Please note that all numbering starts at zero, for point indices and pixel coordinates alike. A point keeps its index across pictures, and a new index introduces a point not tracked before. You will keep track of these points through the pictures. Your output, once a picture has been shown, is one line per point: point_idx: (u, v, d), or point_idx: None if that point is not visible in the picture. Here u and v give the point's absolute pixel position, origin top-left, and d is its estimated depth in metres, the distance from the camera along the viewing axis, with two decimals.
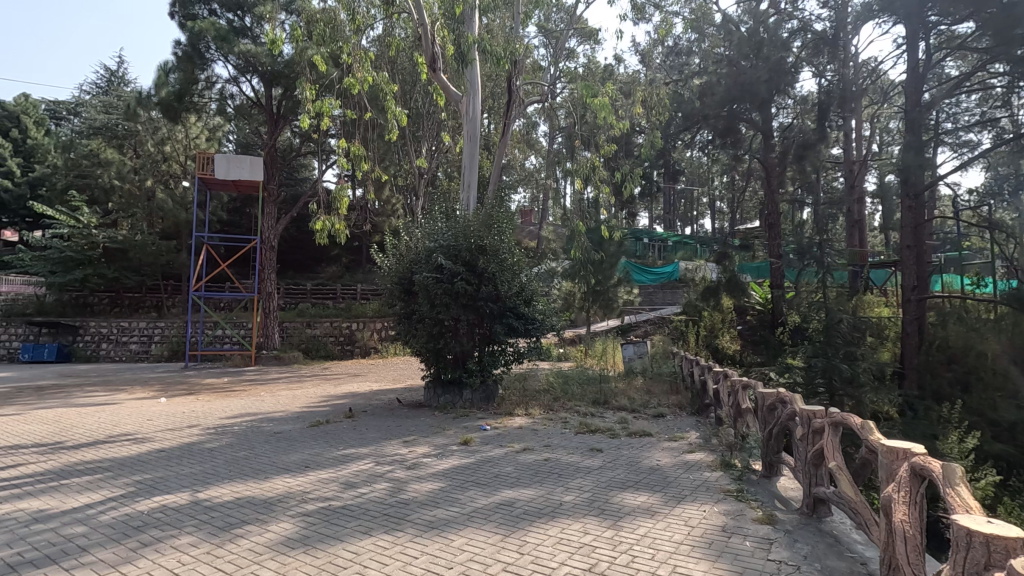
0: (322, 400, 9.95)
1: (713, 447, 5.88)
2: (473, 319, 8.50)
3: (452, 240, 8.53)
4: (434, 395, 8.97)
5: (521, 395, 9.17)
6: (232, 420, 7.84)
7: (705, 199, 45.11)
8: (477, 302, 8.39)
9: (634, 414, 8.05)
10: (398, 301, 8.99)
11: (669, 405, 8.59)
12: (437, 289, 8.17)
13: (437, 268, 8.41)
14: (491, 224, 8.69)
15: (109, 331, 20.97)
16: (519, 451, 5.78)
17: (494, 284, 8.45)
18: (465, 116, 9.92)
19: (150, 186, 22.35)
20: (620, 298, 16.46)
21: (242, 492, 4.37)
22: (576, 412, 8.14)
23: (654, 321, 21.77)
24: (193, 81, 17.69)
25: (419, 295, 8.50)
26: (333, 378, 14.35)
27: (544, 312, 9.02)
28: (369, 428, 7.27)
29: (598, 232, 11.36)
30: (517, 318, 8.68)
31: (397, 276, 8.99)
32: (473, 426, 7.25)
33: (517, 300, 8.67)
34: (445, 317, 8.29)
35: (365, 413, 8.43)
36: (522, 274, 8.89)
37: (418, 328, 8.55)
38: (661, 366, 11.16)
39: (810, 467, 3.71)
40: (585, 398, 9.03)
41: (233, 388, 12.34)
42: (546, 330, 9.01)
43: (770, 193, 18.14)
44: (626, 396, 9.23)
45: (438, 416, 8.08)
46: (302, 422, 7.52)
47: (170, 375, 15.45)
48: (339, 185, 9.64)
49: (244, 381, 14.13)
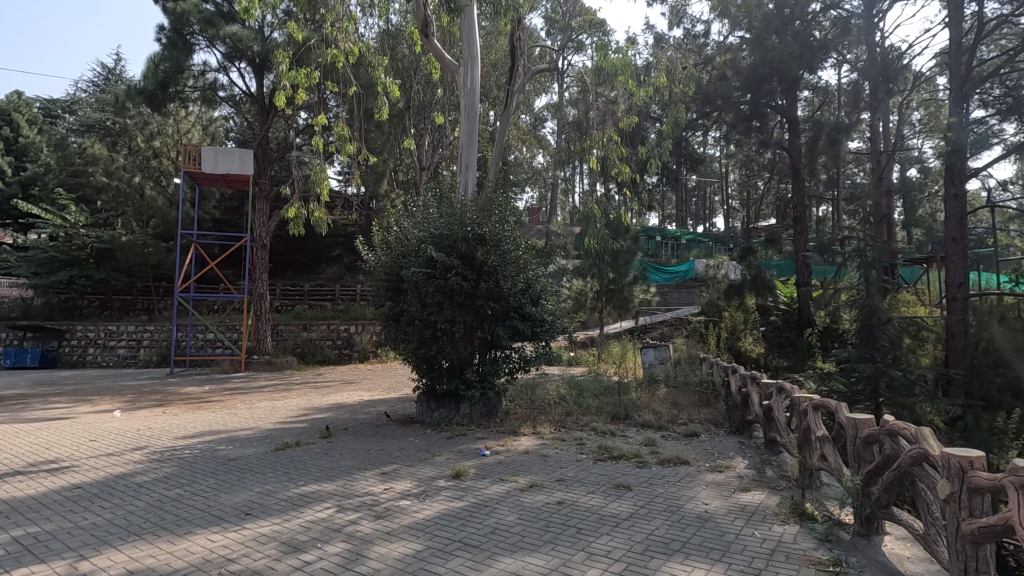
0: (302, 415, 8.78)
1: (774, 484, 4.58)
2: (471, 321, 7.27)
3: (447, 229, 7.29)
4: (426, 410, 7.68)
5: (528, 408, 7.95)
6: (188, 441, 6.66)
7: (718, 198, 43.86)
8: (477, 300, 7.16)
9: (662, 434, 6.80)
10: (387, 301, 7.80)
11: (702, 421, 7.36)
12: (429, 288, 6.95)
13: (428, 262, 7.19)
14: (490, 210, 7.44)
15: (96, 335, 20.03)
16: (523, 489, 4.53)
17: (495, 281, 7.21)
18: (462, 89, 8.73)
19: (139, 182, 21.38)
20: (637, 296, 15.23)
21: (140, 565, 3.17)
22: (592, 431, 6.90)
23: (670, 323, 20.46)
24: (179, 69, 16.64)
25: (409, 295, 7.29)
26: (325, 386, 13.24)
27: (553, 313, 7.81)
28: (345, 452, 6.05)
29: (620, 222, 10.12)
30: (522, 319, 7.49)
31: (386, 272, 7.79)
32: (470, 450, 6.00)
33: (522, 298, 7.45)
34: (439, 320, 7.07)
35: (345, 431, 7.23)
36: (528, 268, 7.66)
37: (408, 333, 7.35)
38: (687, 371, 9.92)
39: (967, 546, 2.42)
40: (602, 412, 7.79)
41: (210, 398, 11.21)
42: (556, 334, 7.79)
43: (795, 184, 16.94)
44: (650, 409, 7.97)
45: (430, 436, 6.86)
46: (267, 445, 6.33)
47: (151, 382, 14.40)
48: (318, 166, 8.44)
49: (229, 388, 13.07)
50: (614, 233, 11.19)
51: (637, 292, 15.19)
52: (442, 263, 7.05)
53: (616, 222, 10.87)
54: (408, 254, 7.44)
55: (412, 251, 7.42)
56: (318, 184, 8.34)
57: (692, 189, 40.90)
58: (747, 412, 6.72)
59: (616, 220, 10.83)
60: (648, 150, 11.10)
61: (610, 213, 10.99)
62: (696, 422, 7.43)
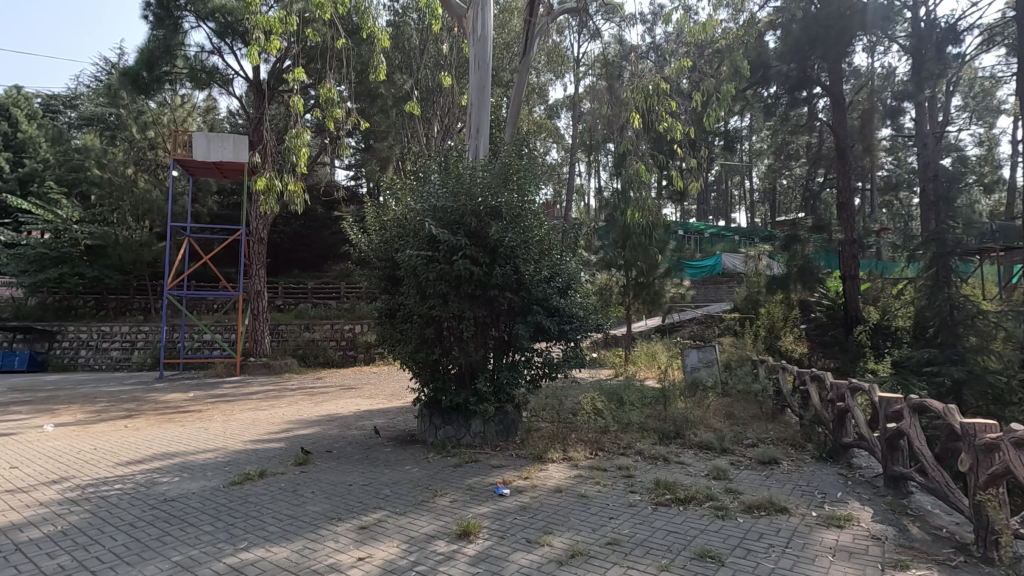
0: (283, 431, 7.34)
1: (943, 560, 3.03)
2: (485, 316, 5.82)
3: (453, 201, 5.82)
4: (428, 427, 6.18)
5: (555, 424, 6.45)
6: (127, 471, 5.26)
7: (740, 196, 42.06)
8: (491, 289, 5.69)
9: (731, 461, 5.27)
10: (383, 294, 6.40)
11: (776, 442, 5.83)
12: (429, 275, 5.49)
13: (430, 243, 5.76)
14: (509, 177, 5.91)
15: (88, 337, 18.98)
16: (560, 563, 3.05)
17: (514, 266, 5.72)
18: (473, 36, 7.22)
19: (133, 174, 20.27)
20: (669, 292, 13.66)
21: None
22: (640, 457, 5.39)
23: (700, 320, 18.80)
24: (167, 48, 15.43)
25: (406, 284, 5.84)
26: (322, 392, 11.87)
27: (583, 308, 6.31)
28: (322, 486, 4.63)
29: (660, 202, 8.33)
30: (548, 314, 6.06)
31: (381, 260, 6.36)
32: (483, 486, 4.54)
33: (548, 289, 6.01)
34: (445, 315, 5.59)
35: (328, 454, 5.80)
36: (554, 252, 6.23)
37: (404, 333, 5.90)
38: (743, 374, 8.33)
39: None
40: (647, 429, 6.28)
41: (188, 408, 9.87)
42: (588, 334, 6.30)
43: (839, 166, 15.26)
44: (709, 425, 6.42)
45: (433, 462, 5.40)
46: (224, 476, 4.93)
47: (135, 388, 13.17)
48: (294, 130, 7.04)
49: (218, 394, 11.81)
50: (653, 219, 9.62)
51: (668, 287, 13.61)
52: (447, 244, 5.61)
53: (656, 206, 9.24)
54: (405, 235, 5.99)
55: (410, 231, 5.98)
56: (295, 152, 6.95)
57: (713, 184, 39.15)
58: (844, 434, 5.16)
59: (656, 203, 9.20)
60: (683, 117, 9.50)
61: (648, 193, 9.44)
62: (768, 443, 5.90)
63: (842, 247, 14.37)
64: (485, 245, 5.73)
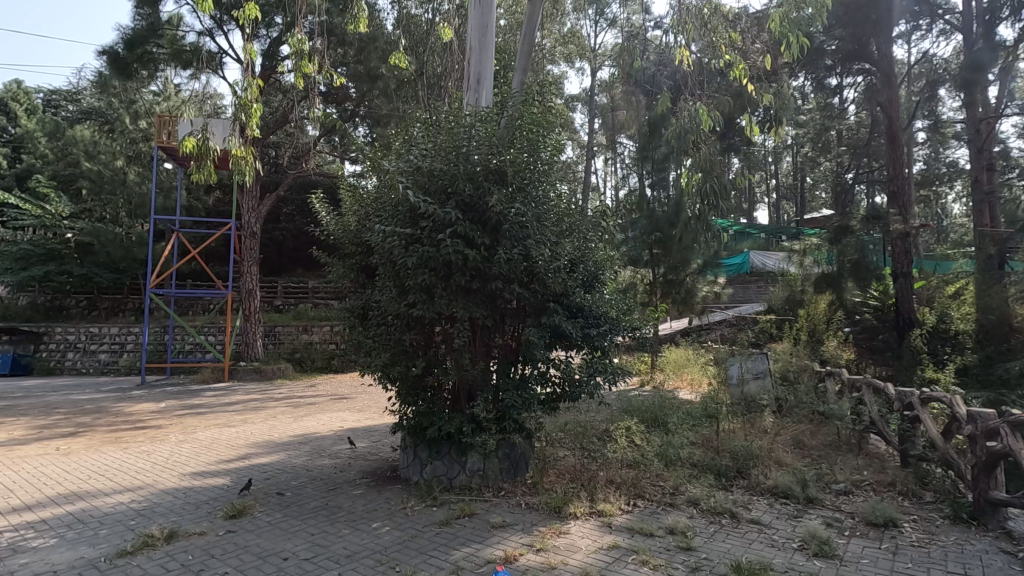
0: (239, 458, 5.95)
1: None
2: (485, 316, 4.40)
3: (442, 159, 4.37)
4: (413, 462, 4.73)
5: (578, 458, 5.00)
6: (1, 523, 3.92)
7: (763, 196, 40.21)
8: (492, 277, 4.25)
9: (827, 522, 3.75)
10: (355, 288, 4.96)
11: (881, 491, 4.29)
12: (408, 259, 4.06)
13: (413, 219, 4.34)
14: (517, 128, 4.47)
15: (76, 339, 17.97)
16: None
17: (521, 247, 4.29)
18: None
19: (124, 167, 19.21)
20: (701, 290, 12.06)
21: None
22: (695, 516, 3.91)
23: (731, 323, 17.17)
24: (154, 30, 14.49)
25: (380, 274, 4.43)
26: (310, 402, 10.54)
27: (613, 306, 4.90)
28: (246, 562, 3.23)
29: (720, 163, 6.54)
30: (568, 313, 4.62)
31: (353, 243, 4.94)
32: (476, 568, 3.11)
33: (568, 280, 4.57)
34: (430, 310, 4.15)
35: (281, 498, 4.42)
36: (573, 232, 4.80)
37: (378, 339, 4.44)
38: (804, 390, 6.84)
39: None
40: (697, 466, 4.82)
41: (148, 422, 8.56)
42: (618, 338, 4.88)
43: (888, 150, 13.56)
44: (779, 459, 4.93)
45: (415, 517, 3.96)
46: (124, 539, 3.57)
47: (110, 396, 11.99)
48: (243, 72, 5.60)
49: (194, 404, 10.55)
50: (705, 182, 7.94)
51: (701, 285, 12.01)
52: (434, 218, 4.19)
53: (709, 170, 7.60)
54: (381, 210, 4.58)
55: (388, 205, 4.58)
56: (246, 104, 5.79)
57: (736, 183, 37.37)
58: (993, 487, 3.63)
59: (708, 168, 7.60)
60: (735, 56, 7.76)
61: (704, 152, 7.88)
62: (865, 491, 4.38)
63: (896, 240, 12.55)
64: (484, 219, 4.31)
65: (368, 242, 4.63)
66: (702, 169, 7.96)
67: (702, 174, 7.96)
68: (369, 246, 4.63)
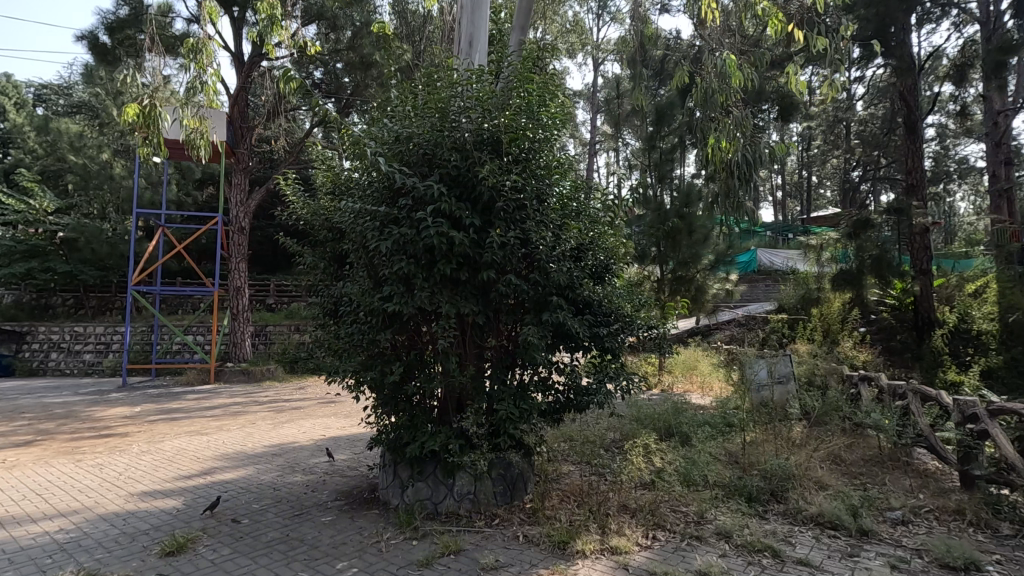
0: (201, 473, 5.25)
1: None
2: (477, 314, 3.71)
3: (425, 125, 3.67)
4: (392, 483, 4.05)
5: (584, 477, 4.32)
6: None
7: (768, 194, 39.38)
8: (485, 266, 3.55)
9: (892, 563, 3.08)
10: (326, 280, 4.27)
11: (947, 522, 3.61)
12: (382, 242, 3.37)
13: (391, 198, 3.65)
14: (513, 88, 3.77)
15: (60, 338, 17.34)
16: None
17: (518, 230, 3.62)
18: None
19: (109, 160, 18.57)
20: (712, 287, 11.32)
21: None
22: (729, 554, 3.24)
23: (741, 323, 16.43)
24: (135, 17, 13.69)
25: (353, 261, 3.73)
26: (294, 407, 9.86)
27: (627, 302, 4.22)
28: None
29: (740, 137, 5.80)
30: (574, 309, 3.94)
31: (323, 228, 4.23)
32: None
33: (575, 270, 3.87)
34: (410, 303, 3.46)
35: (236, 526, 3.78)
36: (580, 214, 4.10)
37: (348, 338, 3.73)
38: (835, 398, 6.16)
39: None
40: (723, 488, 4.14)
41: (113, 429, 7.89)
42: (631, 338, 4.19)
43: (907, 141, 12.80)
44: (820, 479, 4.25)
45: (390, 553, 3.30)
46: None
47: (86, 399, 11.36)
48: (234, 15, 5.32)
49: (172, 408, 9.89)
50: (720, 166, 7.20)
51: (712, 283, 11.27)
52: (415, 195, 3.51)
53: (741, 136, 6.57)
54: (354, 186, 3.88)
55: (364, 181, 3.90)
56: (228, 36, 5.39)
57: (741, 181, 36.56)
58: None
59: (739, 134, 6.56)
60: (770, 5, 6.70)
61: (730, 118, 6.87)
62: (927, 520, 3.70)
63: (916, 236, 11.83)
64: (475, 198, 3.61)
65: (339, 223, 3.93)
66: (733, 133, 6.86)
67: (733, 140, 6.91)
68: (340, 228, 3.94)
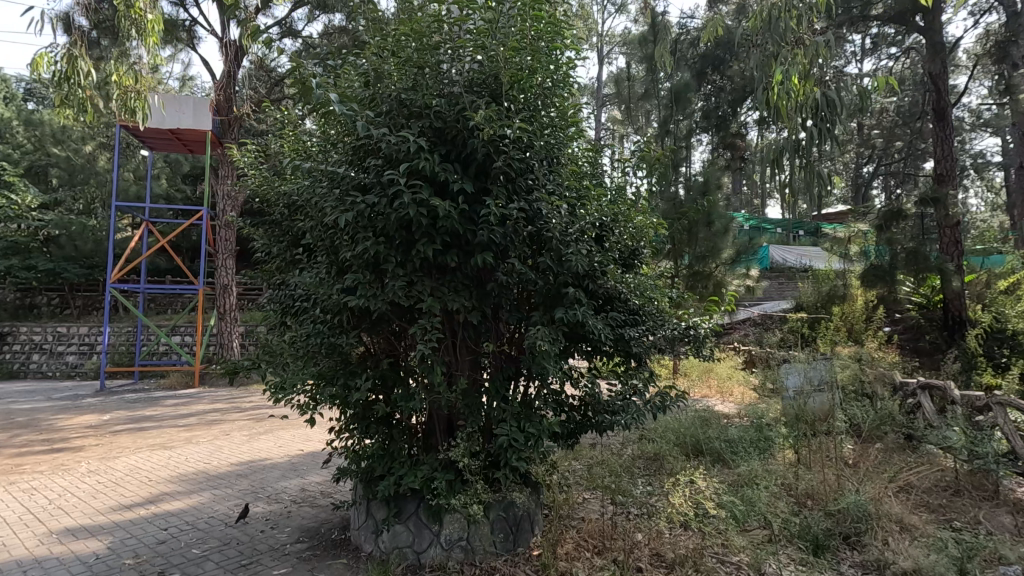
0: (147, 501, 4.41)
1: None
2: (471, 310, 2.85)
3: (398, 62, 2.78)
4: (365, 521, 3.22)
5: (604, 512, 3.49)
6: None
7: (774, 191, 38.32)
8: (480, 248, 2.70)
9: None
10: (282, 269, 3.41)
11: None
12: (342, 215, 2.53)
13: (357, 160, 2.79)
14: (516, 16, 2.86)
15: (43, 340, 16.56)
16: None
17: (523, 200, 2.76)
18: None
19: (91, 153, 17.73)
20: (730, 284, 10.38)
21: None
22: None
23: (757, 323, 15.49)
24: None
25: (309, 242, 2.88)
26: (275, 415, 8.99)
27: (661, 296, 3.34)
28: None
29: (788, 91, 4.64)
30: (596, 304, 3.08)
31: (275, 202, 3.35)
32: None
33: (596, 254, 3.01)
34: (381, 297, 2.60)
35: None
36: (602, 183, 3.23)
37: (303, 342, 2.88)
38: (892, 410, 5.26)
39: None
40: (781, 525, 3.33)
41: (69, 441, 7.04)
42: (664, 339, 3.33)
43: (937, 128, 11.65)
44: (901, 519, 3.41)
45: None
46: None
47: (57, 405, 10.54)
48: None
49: (144, 416, 9.06)
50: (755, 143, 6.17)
51: (731, 279, 10.33)
52: (387, 154, 2.66)
53: (809, 73, 5.09)
54: (310, 145, 3.00)
55: (322, 140, 3.02)
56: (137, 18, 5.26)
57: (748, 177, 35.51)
58: None
59: (809, 68, 5.07)
60: None
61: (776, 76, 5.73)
62: None
63: (947, 230, 10.94)
64: (468, 158, 2.74)
65: (292, 193, 3.07)
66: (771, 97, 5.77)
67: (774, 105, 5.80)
68: (294, 200, 3.07)
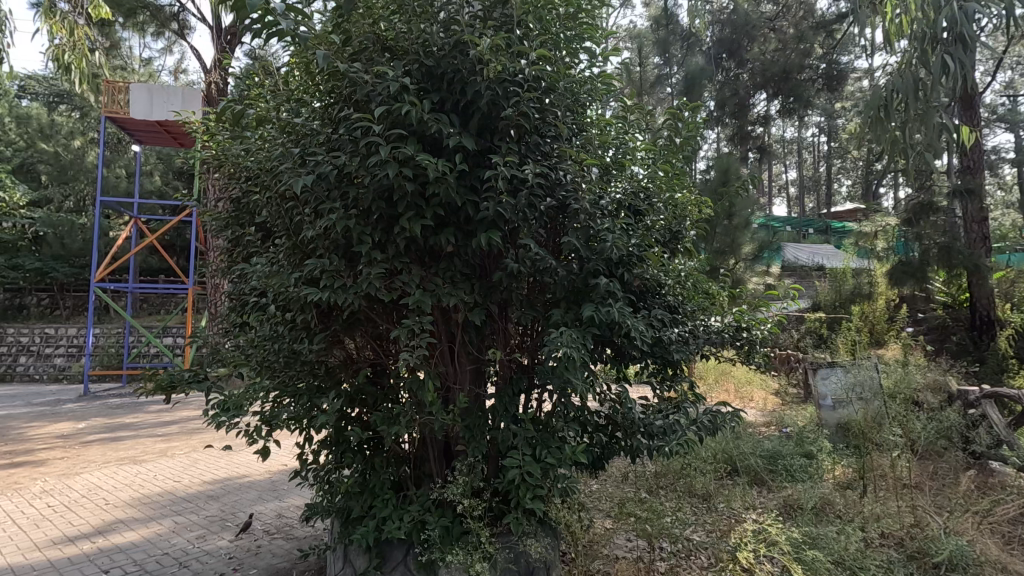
0: (95, 531, 3.79)
1: None
2: (473, 307, 2.22)
3: None
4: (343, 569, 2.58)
5: (638, 556, 2.83)
6: None
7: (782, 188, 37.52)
8: (484, 226, 2.06)
9: None
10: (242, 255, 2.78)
11: None
12: (300, 180, 1.90)
13: (325, 111, 2.14)
14: None
15: (30, 341, 15.97)
16: None
17: (539, 164, 2.12)
18: None
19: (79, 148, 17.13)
20: (749, 282, 9.71)
21: None
22: None
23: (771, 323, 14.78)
24: None
25: (265, 222, 2.25)
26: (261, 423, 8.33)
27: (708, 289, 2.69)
28: None
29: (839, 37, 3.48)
30: (633, 299, 2.42)
31: (226, 174, 2.71)
32: None
33: (634, 236, 2.34)
34: (353, 289, 1.96)
35: None
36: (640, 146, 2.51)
37: (259, 347, 2.26)
38: (953, 423, 4.58)
39: None
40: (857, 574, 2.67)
41: (32, 454, 6.40)
42: (712, 342, 2.69)
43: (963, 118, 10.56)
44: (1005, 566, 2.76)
45: None
46: None
47: (33, 411, 9.92)
48: None
49: (122, 424, 8.43)
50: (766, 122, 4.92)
51: (751, 277, 9.65)
52: (359, 101, 2.01)
53: None
54: (263, 100, 2.37)
55: (281, 93, 2.38)
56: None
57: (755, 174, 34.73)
58: None
59: None
60: None
61: None
62: None
63: (971, 225, 10.19)
64: (466, 109, 2.10)
65: (244, 162, 2.43)
66: None
67: None
68: (247, 171, 2.44)
